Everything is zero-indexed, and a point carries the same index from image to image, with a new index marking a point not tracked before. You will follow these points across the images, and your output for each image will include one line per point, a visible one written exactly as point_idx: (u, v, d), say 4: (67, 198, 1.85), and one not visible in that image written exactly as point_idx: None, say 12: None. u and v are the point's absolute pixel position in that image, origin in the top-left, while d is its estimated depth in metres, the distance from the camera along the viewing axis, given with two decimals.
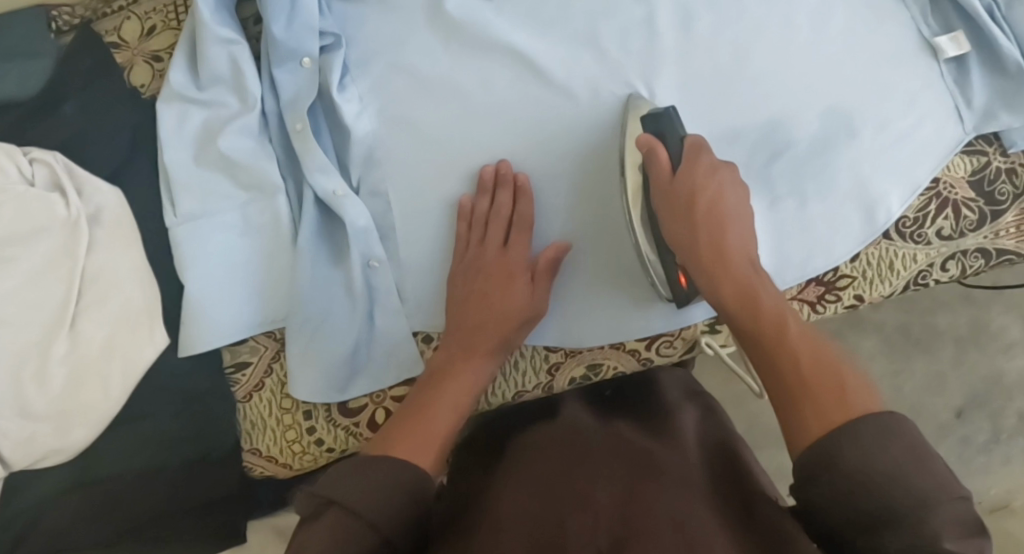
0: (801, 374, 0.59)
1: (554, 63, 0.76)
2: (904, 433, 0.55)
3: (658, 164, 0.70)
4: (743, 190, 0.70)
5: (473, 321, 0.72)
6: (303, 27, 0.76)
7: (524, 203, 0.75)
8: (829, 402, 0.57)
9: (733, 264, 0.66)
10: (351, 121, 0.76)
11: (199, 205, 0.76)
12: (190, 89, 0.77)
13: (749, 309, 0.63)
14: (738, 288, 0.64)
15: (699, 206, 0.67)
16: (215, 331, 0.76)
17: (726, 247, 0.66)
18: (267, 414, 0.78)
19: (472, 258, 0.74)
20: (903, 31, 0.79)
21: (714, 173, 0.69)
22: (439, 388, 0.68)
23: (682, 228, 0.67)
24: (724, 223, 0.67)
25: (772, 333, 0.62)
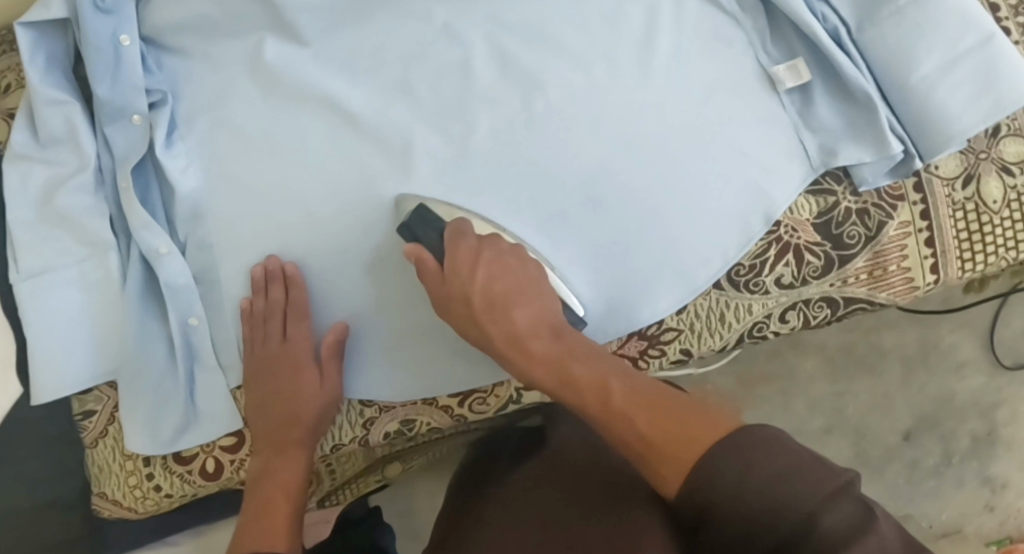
0: (647, 433, 0.59)
1: (368, 112, 0.76)
2: (770, 447, 0.53)
3: (427, 275, 0.71)
4: (510, 264, 0.71)
5: (275, 418, 0.75)
6: (127, 86, 0.78)
7: (298, 293, 0.75)
8: (672, 460, 0.56)
9: (531, 346, 0.69)
10: (175, 177, 0.78)
11: (40, 262, 0.79)
12: (31, 150, 0.80)
13: (568, 384, 0.66)
14: (552, 372, 0.67)
15: (478, 306, 0.70)
16: (56, 384, 0.79)
17: (519, 333, 0.69)
18: (111, 461, 0.81)
19: (258, 358, 0.76)
20: (739, 61, 0.74)
21: (478, 260, 0.70)
22: (265, 486, 0.74)
23: (474, 333, 0.71)
24: (508, 310, 0.70)
25: (595, 402, 0.64)
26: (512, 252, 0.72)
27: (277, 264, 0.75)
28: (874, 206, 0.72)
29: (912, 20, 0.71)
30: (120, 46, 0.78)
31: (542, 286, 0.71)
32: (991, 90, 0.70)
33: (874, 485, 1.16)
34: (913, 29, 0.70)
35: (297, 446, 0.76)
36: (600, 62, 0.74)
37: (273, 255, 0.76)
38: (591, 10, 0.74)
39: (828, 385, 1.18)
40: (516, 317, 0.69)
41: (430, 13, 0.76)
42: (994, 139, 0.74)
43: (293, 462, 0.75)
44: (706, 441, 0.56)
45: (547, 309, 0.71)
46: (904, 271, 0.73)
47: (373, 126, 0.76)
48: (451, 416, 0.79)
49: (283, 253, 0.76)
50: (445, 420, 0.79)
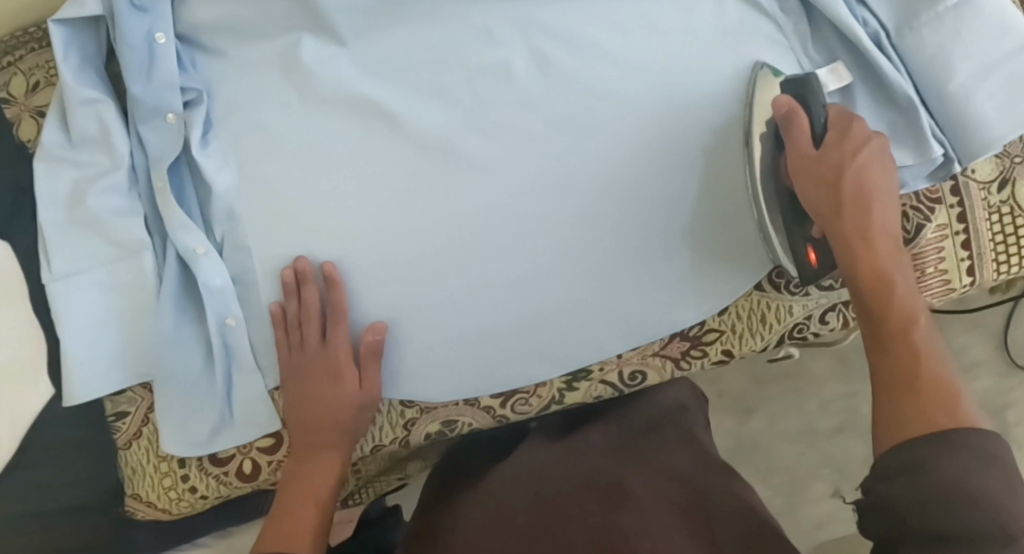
0: (904, 366, 0.64)
1: (406, 112, 0.75)
2: (1001, 460, 0.58)
3: (799, 131, 0.69)
4: (888, 162, 0.69)
5: (310, 421, 0.76)
6: (161, 85, 0.77)
7: (336, 296, 0.75)
8: (935, 409, 0.61)
9: (877, 242, 0.67)
10: (211, 176, 0.77)
11: (71, 263, 0.79)
12: (63, 149, 0.80)
13: (879, 287, 0.67)
14: (874, 268, 0.67)
15: (844, 186, 0.68)
16: (88, 385, 0.79)
17: (870, 230, 0.67)
18: (145, 462, 0.80)
19: (296, 359, 0.76)
20: (781, 65, 0.74)
21: (864, 145, 0.68)
22: (300, 485, 0.75)
23: (818, 198, 0.69)
24: (870, 204, 0.68)
25: (898, 320, 0.66)
26: (891, 156, 0.70)
27: (304, 265, 0.75)
28: (912, 209, 0.73)
29: (951, 26, 0.71)
30: (155, 43, 0.77)
31: (893, 192, 0.70)
32: None
33: None
34: (952, 36, 0.71)
35: (329, 449, 0.77)
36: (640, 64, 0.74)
37: (301, 257, 0.76)
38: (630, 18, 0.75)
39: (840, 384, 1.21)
40: (877, 246, 0.67)
41: (470, 16, 0.75)
42: None
43: (326, 465, 0.76)
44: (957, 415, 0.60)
45: (893, 216, 0.69)
46: (941, 274, 0.75)
47: (415, 130, 0.75)
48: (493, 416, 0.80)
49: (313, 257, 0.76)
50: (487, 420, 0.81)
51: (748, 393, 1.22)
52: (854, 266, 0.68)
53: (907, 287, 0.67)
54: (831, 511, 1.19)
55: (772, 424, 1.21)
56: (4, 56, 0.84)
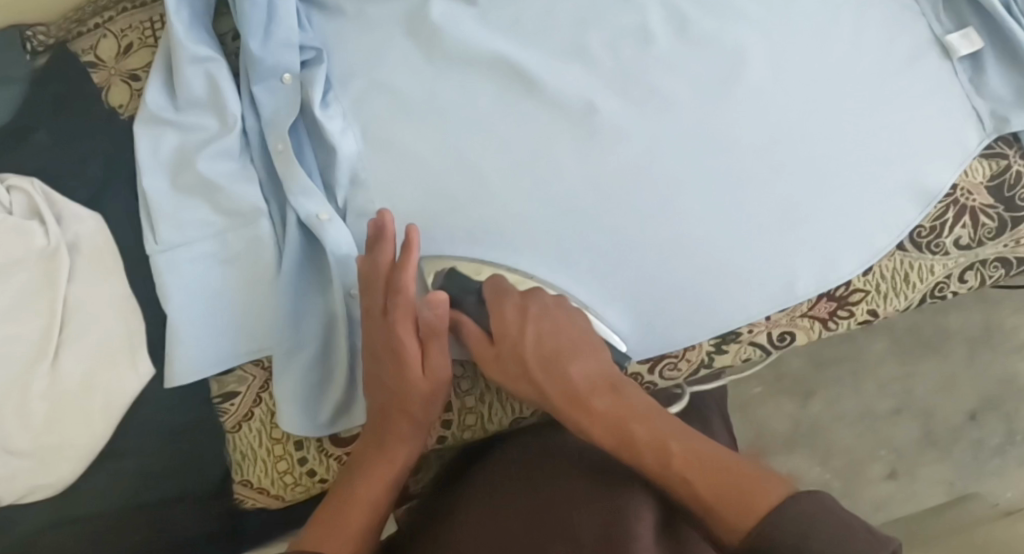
0: (694, 488, 0.59)
1: (543, 72, 0.74)
2: (810, 524, 0.53)
3: (474, 334, 0.70)
4: (584, 319, 0.70)
5: (380, 401, 0.70)
6: (280, 44, 0.74)
7: (409, 258, 0.68)
8: (725, 513, 0.56)
9: (586, 398, 0.65)
10: (336, 138, 0.73)
11: (179, 233, 0.74)
12: (167, 111, 0.75)
13: (626, 445, 0.62)
14: (614, 432, 0.63)
15: (529, 362, 0.67)
16: (198, 363, 0.74)
17: (575, 387, 0.66)
18: (257, 446, 0.75)
19: (369, 334, 0.70)
20: (912, 30, 0.75)
21: (526, 317, 0.68)
22: (357, 472, 0.68)
23: (533, 394, 0.68)
24: (560, 364, 0.67)
25: (654, 456, 0.61)
26: (569, 307, 0.70)
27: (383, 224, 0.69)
28: None
29: None
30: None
31: (596, 340, 0.70)
32: None
33: (943, 463, 1.21)
34: None
35: (397, 444, 0.69)
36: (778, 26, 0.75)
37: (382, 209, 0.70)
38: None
39: (897, 366, 1.23)
40: (596, 409, 0.64)
41: None
42: None
43: (391, 463, 0.68)
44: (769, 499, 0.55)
45: (602, 363, 0.68)
46: None
47: (552, 91, 0.74)
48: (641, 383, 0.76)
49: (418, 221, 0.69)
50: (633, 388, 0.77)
51: (809, 377, 1.23)
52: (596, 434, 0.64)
53: (653, 430, 0.62)
54: (891, 494, 1.20)
55: (829, 408, 1.22)
56: (91, 20, 0.80)
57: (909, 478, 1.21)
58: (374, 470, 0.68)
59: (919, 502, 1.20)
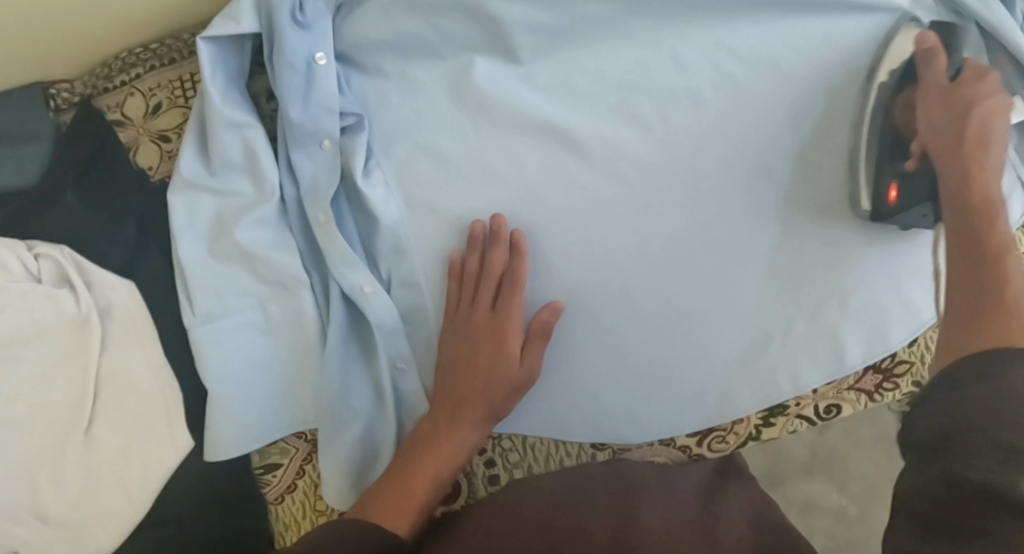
0: (1003, 294, 0.57)
1: (589, 137, 0.73)
2: None
3: (937, 73, 0.68)
4: (1010, 116, 0.67)
5: (459, 390, 0.70)
6: (320, 108, 0.71)
7: (519, 261, 0.71)
8: (1019, 321, 0.54)
9: (994, 208, 0.62)
10: (379, 208, 0.72)
11: (219, 303, 0.72)
12: (202, 177, 0.72)
13: (987, 214, 0.62)
14: (984, 198, 0.63)
15: (967, 137, 0.65)
16: (240, 438, 0.72)
17: (986, 167, 0.65)
18: (300, 517, 0.75)
19: (463, 316, 0.71)
20: None
21: (993, 92, 0.67)
22: (422, 454, 0.69)
23: (959, 171, 0.65)
24: (973, 155, 0.65)
25: (993, 246, 0.60)
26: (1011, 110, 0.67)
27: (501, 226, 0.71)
28: None
29: None
30: (314, 63, 0.71)
31: (1006, 141, 0.66)
32: None
33: None
34: None
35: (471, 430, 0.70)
36: (835, 87, 0.72)
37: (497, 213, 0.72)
38: (812, 44, 0.72)
39: None
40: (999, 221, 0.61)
41: (658, 37, 0.72)
42: None
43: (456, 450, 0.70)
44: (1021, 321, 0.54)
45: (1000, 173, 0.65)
46: None
47: (602, 157, 0.73)
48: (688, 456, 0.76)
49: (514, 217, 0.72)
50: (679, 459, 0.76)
51: None
52: (964, 190, 0.64)
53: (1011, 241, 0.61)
54: None
55: (849, 433, 1.24)
56: (117, 75, 0.77)
57: None
58: (437, 457, 0.69)
59: None
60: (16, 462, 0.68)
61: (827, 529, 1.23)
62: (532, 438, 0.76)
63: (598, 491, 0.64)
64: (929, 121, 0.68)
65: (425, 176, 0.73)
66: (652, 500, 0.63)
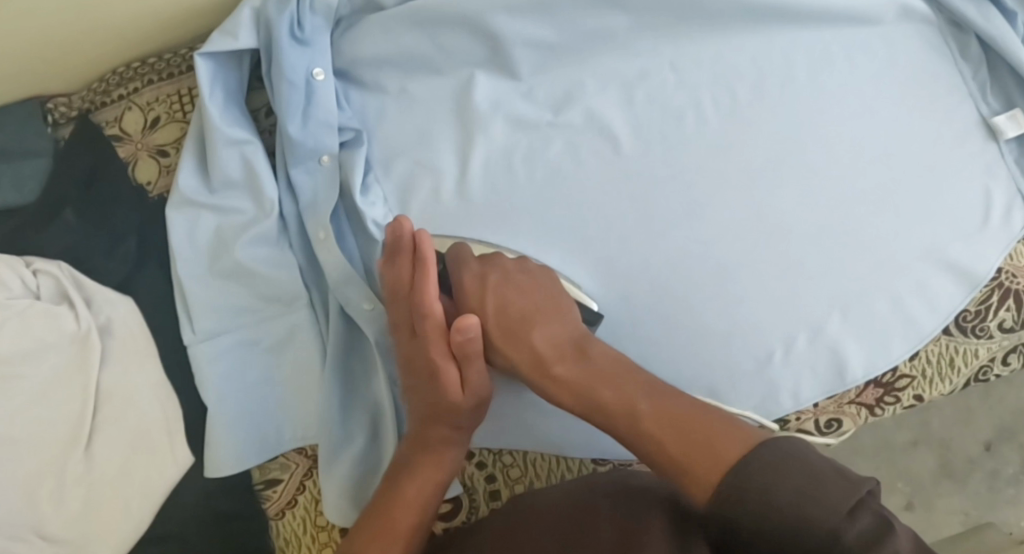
0: (665, 451, 0.56)
1: (587, 154, 0.73)
2: (794, 464, 0.50)
3: (462, 269, 0.67)
4: (553, 282, 0.68)
5: (424, 409, 0.66)
6: (320, 125, 0.71)
7: (426, 273, 0.65)
8: (710, 459, 0.53)
9: (601, 391, 0.61)
10: (378, 226, 0.72)
11: (220, 321, 0.72)
12: (202, 195, 0.72)
13: (621, 411, 0.60)
14: (609, 380, 0.62)
15: (494, 335, 0.65)
16: (242, 454, 0.72)
17: (545, 355, 0.64)
18: (301, 532, 0.74)
19: (398, 339, 0.67)
20: (958, 110, 0.75)
21: (486, 286, 0.66)
22: (404, 477, 0.64)
23: (519, 360, 0.65)
24: (527, 328, 0.65)
25: (625, 418, 0.59)
26: (542, 273, 0.68)
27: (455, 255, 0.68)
28: None
29: None
30: (313, 79, 0.71)
31: (560, 299, 0.67)
32: None
33: (957, 494, 1.23)
34: None
35: (441, 447, 0.66)
36: (823, 104, 0.74)
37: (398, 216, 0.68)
38: (798, 65, 0.74)
39: None
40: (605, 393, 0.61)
41: (653, 54, 0.74)
42: None
43: (438, 466, 0.65)
44: (730, 457, 0.53)
45: (565, 326, 0.65)
46: None
47: (601, 173, 0.72)
48: None
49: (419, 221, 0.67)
50: None
51: None
52: (601, 397, 0.61)
53: (700, 411, 0.58)
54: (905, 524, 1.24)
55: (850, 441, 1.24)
56: (115, 90, 0.77)
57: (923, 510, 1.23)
58: (425, 479, 0.64)
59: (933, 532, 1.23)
60: (19, 478, 0.69)
61: None
62: (533, 454, 0.76)
63: (602, 494, 0.63)
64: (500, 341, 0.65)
65: (423, 192, 0.73)
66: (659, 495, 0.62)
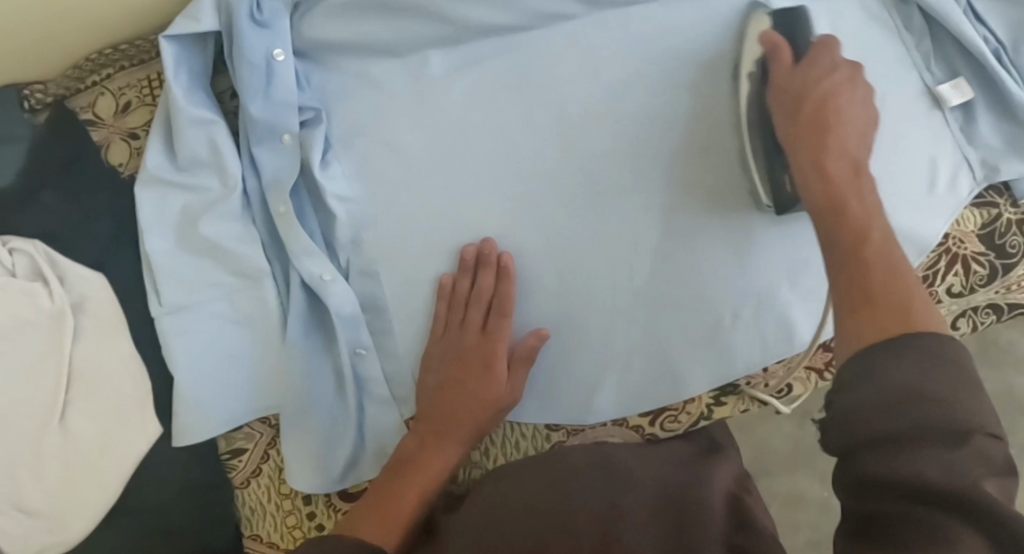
0: (867, 278, 0.57)
1: (536, 129, 0.75)
2: (943, 354, 0.51)
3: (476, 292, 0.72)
4: (864, 95, 0.69)
5: (452, 407, 0.73)
6: (280, 104, 0.74)
7: (507, 285, 0.73)
8: (892, 319, 0.54)
9: (832, 165, 0.65)
10: (335, 202, 0.74)
11: (186, 294, 0.74)
12: (168, 172, 0.75)
13: (862, 234, 0.60)
14: (830, 198, 0.63)
15: (802, 116, 0.67)
16: (208, 423, 0.74)
17: (833, 150, 0.66)
18: (265, 500, 0.76)
19: (450, 338, 0.74)
20: (905, 78, 0.76)
21: (490, 298, 0.73)
22: (410, 473, 0.71)
23: (806, 145, 0.66)
24: (837, 119, 0.67)
25: (853, 233, 0.60)
26: (864, 84, 0.70)
27: (771, 36, 0.71)
28: None
29: None
30: (273, 60, 0.73)
31: (868, 107, 0.69)
32: None
33: None
34: None
35: (449, 444, 0.73)
36: None
37: (488, 237, 0.74)
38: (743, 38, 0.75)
39: None
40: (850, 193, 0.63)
41: (602, 29, 0.76)
42: None
43: (441, 462, 0.72)
44: (910, 325, 0.54)
45: (857, 134, 0.67)
46: None
47: (551, 148, 0.75)
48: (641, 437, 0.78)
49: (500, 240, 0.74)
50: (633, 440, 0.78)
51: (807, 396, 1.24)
52: (812, 193, 0.64)
53: (887, 244, 0.59)
54: None
55: None
56: (89, 76, 0.81)
57: None
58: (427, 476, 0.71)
59: None
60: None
61: (812, 521, 1.23)
62: None
63: (577, 481, 0.69)
64: (780, 111, 0.68)
65: (382, 167, 0.75)
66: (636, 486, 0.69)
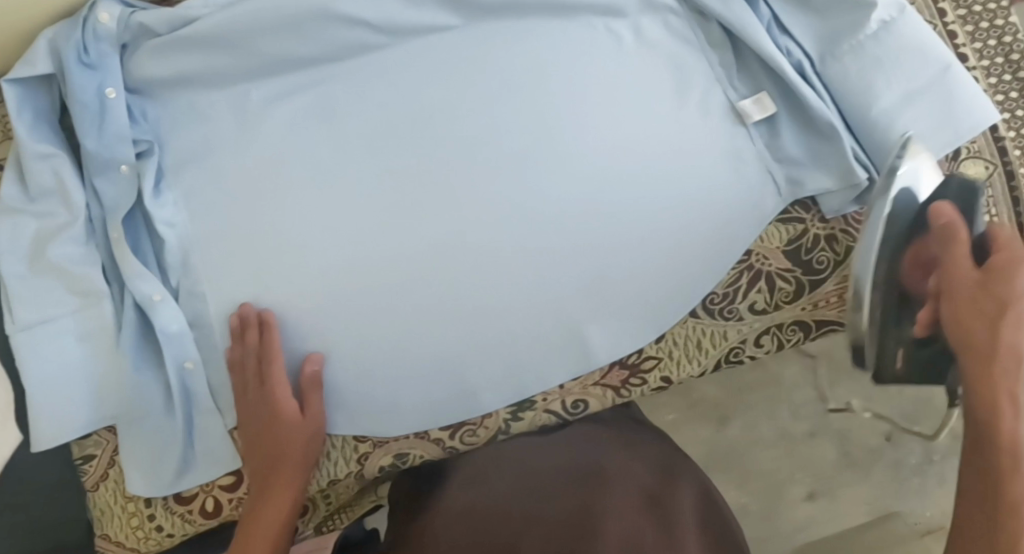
0: (1003, 486, 0.68)
1: (349, 153, 0.79)
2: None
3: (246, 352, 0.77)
4: None
5: (270, 451, 0.78)
6: (114, 137, 0.79)
7: (271, 337, 0.77)
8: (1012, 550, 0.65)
9: (1005, 324, 0.68)
10: (162, 227, 0.79)
11: (34, 313, 0.80)
12: (20, 203, 0.81)
13: (985, 382, 0.69)
14: (985, 369, 0.69)
15: (975, 277, 0.68)
16: (58, 432, 0.79)
17: (1005, 304, 0.68)
18: (113, 502, 0.83)
19: (247, 399, 0.78)
20: (708, 96, 0.77)
21: (263, 351, 0.77)
22: (259, 509, 0.78)
23: (970, 271, 0.68)
24: (1010, 275, 0.67)
25: (1001, 436, 0.68)
26: None
27: (947, 214, 0.66)
28: (842, 232, 0.77)
29: (873, 53, 0.74)
30: (105, 98, 0.79)
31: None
32: (948, 123, 0.74)
33: (863, 483, 1.22)
34: (873, 62, 0.74)
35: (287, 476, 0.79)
36: (587, 92, 0.77)
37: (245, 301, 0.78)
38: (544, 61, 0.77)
39: (812, 389, 1.23)
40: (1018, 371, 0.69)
41: (411, 58, 0.79)
42: (956, 161, 0.76)
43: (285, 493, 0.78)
44: None
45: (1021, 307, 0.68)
46: None
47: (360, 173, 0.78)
48: (443, 447, 0.82)
49: (289, 263, 0.78)
50: (436, 451, 0.82)
51: (721, 402, 1.23)
52: (974, 355, 0.69)
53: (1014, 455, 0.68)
54: (809, 516, 1.21)
55: (746, 432, 1.23)
56: None
57: (827, 500, 1.22)
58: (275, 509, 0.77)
59: (839, 523, 1.22)
60: None
61: None
62: None
63: (558, 485, 0.76)
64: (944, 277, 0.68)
65: (212, 192, 0.80)
66: (615, 474, 0.77)
